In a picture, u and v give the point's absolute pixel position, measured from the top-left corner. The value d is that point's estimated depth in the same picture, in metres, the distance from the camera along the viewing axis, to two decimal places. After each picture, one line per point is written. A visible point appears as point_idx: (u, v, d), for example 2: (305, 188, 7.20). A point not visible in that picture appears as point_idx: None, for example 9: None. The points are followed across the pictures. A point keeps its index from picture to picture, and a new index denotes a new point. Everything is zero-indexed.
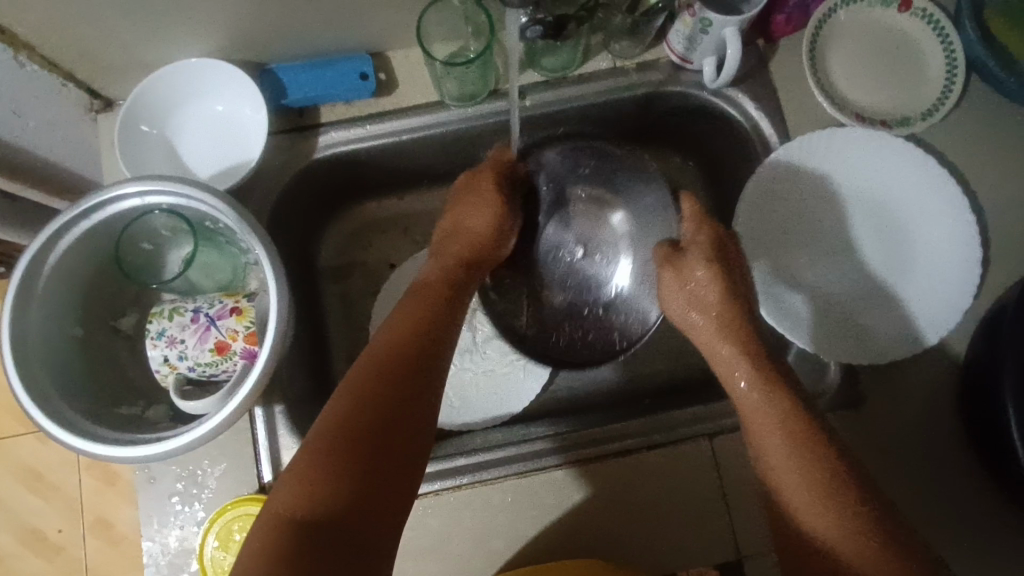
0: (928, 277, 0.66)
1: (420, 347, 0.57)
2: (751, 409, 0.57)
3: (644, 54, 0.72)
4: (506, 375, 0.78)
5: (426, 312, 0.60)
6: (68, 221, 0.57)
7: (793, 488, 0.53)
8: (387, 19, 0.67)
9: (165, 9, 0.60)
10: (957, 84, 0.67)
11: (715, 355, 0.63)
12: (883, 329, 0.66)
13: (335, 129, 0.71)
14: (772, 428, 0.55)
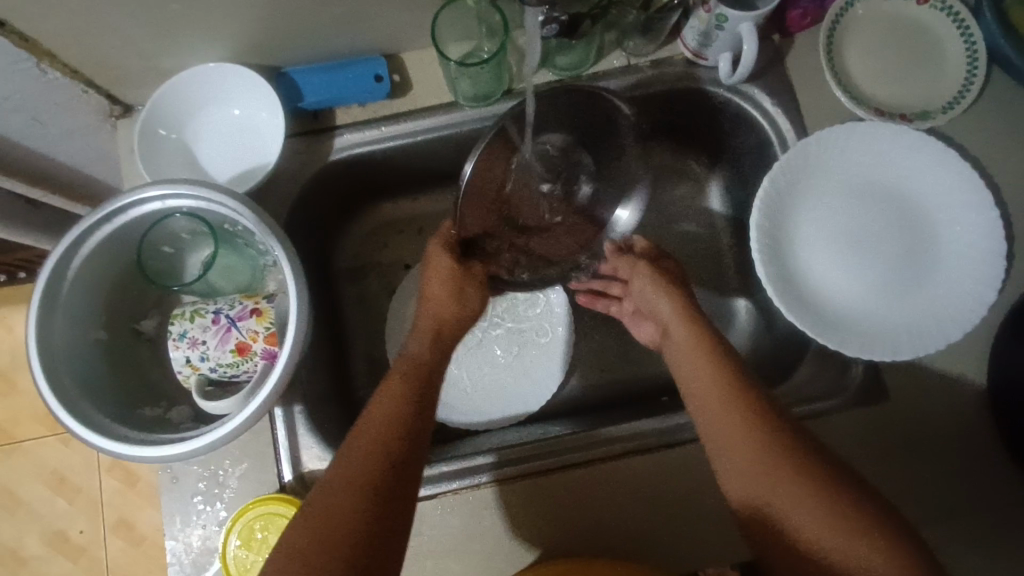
0: (943, 275, 0.65)
1: (400, 443, 0.53)
2: (713, 419, 0.56)
3: (658, 51, 0.72)
4: (521, 372, 0.79)
5: (399, 399, 0.56)
6: (92, 224, 0.58)
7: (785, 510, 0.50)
8: (401, 21, 0.68)
9: (183, 15, 0.61)
10: (978, 76, 0.66)
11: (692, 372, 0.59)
12: (905, 325, 0.65)
13: (350, 131, 0.72)
14: (740, 435, 0.53)
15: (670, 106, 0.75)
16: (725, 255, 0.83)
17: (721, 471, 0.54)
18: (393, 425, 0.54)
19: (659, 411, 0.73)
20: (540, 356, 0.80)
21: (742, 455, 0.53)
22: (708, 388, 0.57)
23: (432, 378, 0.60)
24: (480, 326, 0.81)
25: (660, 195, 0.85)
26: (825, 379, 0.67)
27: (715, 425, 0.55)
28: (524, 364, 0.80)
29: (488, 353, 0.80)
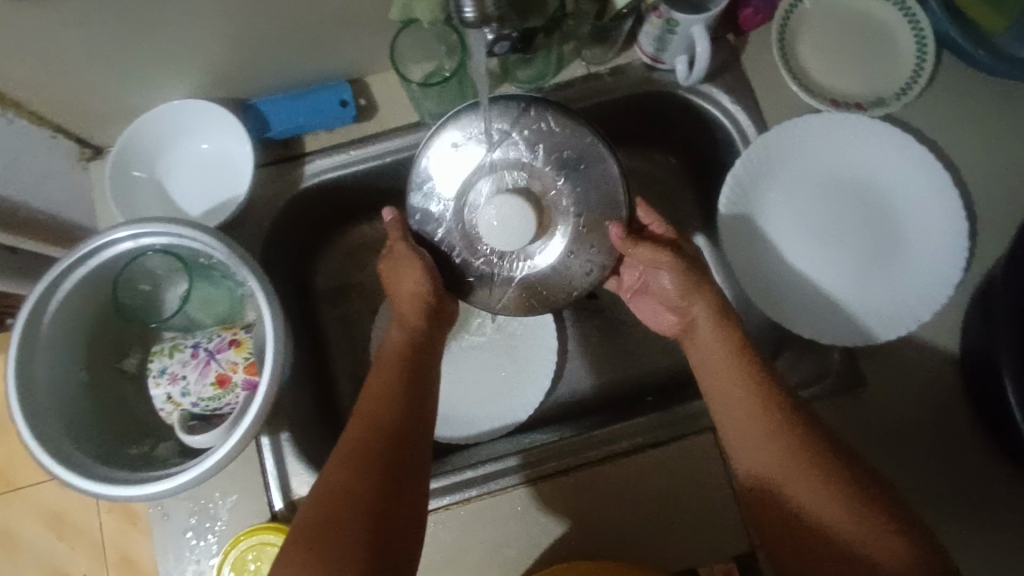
0: (918, 253, 0.66)
1: (400, 429, 0.55)
2: (721, 388, 0.59)
3: (616, 58, 0.73)
4: (510, 383, 0.79)
5: (398, 383, 0.59)
6: (66, 268, 0.59)
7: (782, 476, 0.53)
8: (361, 45, 0.69)
9: (147, 54, 0.62)
10: (928, 61, 0.68)
11: (704, 355, 0.62)
12: (879, 309, 0.66)
13: (320, 156, 0.73)
14: (740, 408, 0.57)
15: (633, 111, 0.77)
16: (700, 253, 0.84)
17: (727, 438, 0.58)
18: (386, 415, 0.56)
19: (645, 411, 0.73)
20: (527, 358, 0.81)
21: (752, 430, 0.56)
22: (714, 370, 0.60)
23: (416, 364, 0.62)
24: (467, 332, 0.82)
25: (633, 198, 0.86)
26: (803, 369, 0.68)
27: (721, 400, 0.59)
28: (511, 377, 0.79)
29: (474, 363, 0.81)
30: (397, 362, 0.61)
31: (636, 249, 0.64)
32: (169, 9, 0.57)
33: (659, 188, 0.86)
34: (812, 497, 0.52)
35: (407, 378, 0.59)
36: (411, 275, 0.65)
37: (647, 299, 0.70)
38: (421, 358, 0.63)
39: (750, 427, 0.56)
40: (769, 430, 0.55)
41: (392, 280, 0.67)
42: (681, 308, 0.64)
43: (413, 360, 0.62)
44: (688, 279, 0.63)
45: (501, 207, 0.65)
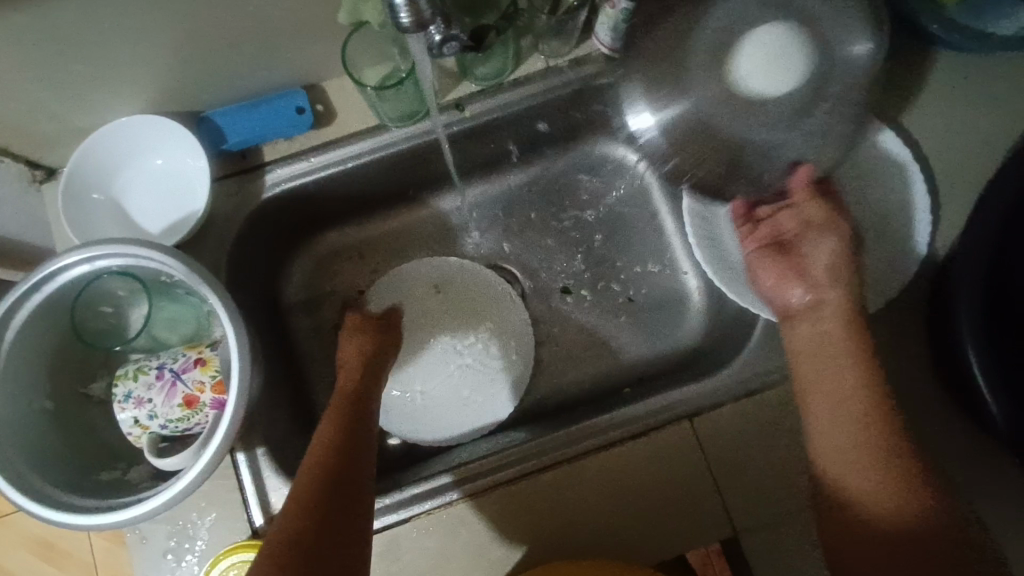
0: (878, 232, 0.67)
1: (339, 463, 0.57)
2: (830, 361, 0.58)
3: (574, 51, 0.73)
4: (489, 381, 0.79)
5: (346, 420, 0.62)
6: (20, 296, 0.57)
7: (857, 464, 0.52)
8: (313, 51, 0.68)
9: (88, 73, 0.60)
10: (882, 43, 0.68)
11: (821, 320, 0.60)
12: None
13: (279, 166, 0.72)
14: (830, 380, 0.57)
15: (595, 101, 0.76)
16: (672, 241, 0.83)
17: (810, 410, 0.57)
18: (330, 449, 0.58)
19: (625, 403, 0.74)
20: (504, 359, 0.80)
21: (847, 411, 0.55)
22: (825, 342, 0.59)
23: (364, 405, 0.65)
24: (443, 335, 0.81)
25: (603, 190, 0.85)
26: (775, 352, 0.68)
27: (815, 361, 0.59)
28: (490, 374, 0.79)
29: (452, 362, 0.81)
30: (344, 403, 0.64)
31: (812, 205, 0.65)
32: (105, 25, 0.55)
33: (628, 177, 0.85)
34: (866, 488, 0.51)
35: (351, 417, 0.62)
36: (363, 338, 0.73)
37: (772, 270, 0.65)
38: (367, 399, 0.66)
39: (837, 403, 0.56)
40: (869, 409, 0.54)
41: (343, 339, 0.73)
42: (824, 282, 0.62)
43: (360, 400, 0.65)
44: (848, 259, 0.62)
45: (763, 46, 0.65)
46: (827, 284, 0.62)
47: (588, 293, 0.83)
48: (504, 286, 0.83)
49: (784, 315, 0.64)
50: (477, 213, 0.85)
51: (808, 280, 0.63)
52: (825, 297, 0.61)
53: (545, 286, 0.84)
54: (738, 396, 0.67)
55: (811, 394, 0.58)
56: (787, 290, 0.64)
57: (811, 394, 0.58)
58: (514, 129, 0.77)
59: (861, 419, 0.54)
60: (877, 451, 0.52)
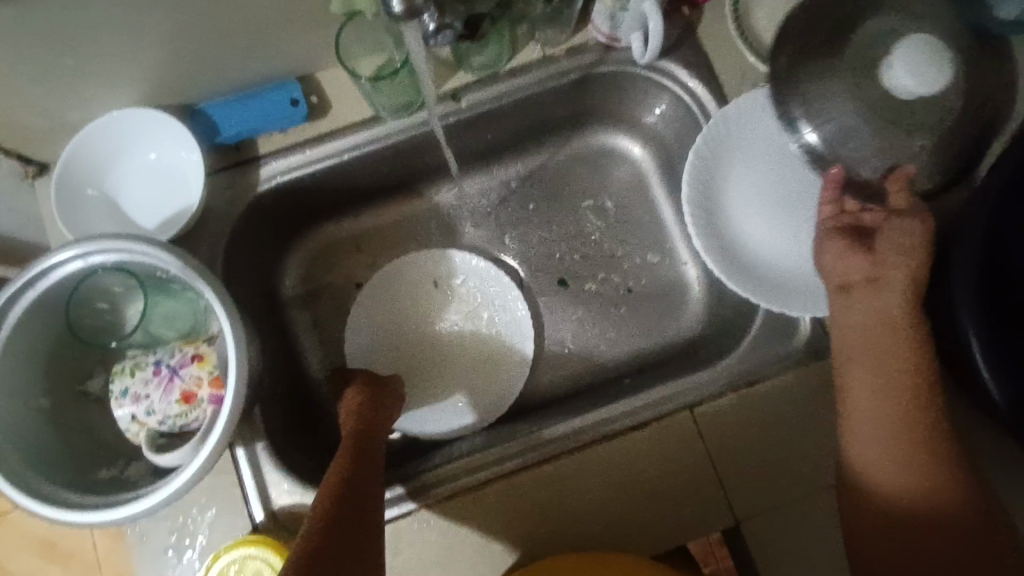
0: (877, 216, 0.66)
1: (345, 496, 0.55)
2: (870, 358, 0.56)
3: (571, 39, 0.72)
4: (486, 375, 0.79)
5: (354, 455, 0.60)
6: (14, 294, 0.57)
7: (882, 467, 0.54)
8: (306, 41, 0.67)
9: (78, 66, 0.60)
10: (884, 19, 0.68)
11: (871, 315, 0.58)
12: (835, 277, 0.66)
13: (274, 158, 0.71)
14: (880, 359, 0.56)
15: (591, 90, 0.75)
16: (671, 231, 0.83)
17: (856, 384, 0.57)
18: (336, 502, 0.55)
19: (625, 393, 0.73)
20: (501, 353, 0.80)
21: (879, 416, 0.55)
22: (868, 338, 0.57)
23: (373, 453, 0.61)
24: (441, 330, 0.82)
25: (601, 180, 0.85)
26: (776, 340, 0.68)
27: (857, 357, 0.57)
28: (488, 366, 0.79)
29: (449, 354, 0.81)
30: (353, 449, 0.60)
31: (897, 194, 0.60)
32: (94, 17, 0.54)
33: (627, 166, 0.84)
34: (895, 485, 0.53)
35: (359, 463, 0.59)
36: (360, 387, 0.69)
37: (837, 238, 0.61)
38: (373, 434, 0.63)
39: (886, 382, 0.55)
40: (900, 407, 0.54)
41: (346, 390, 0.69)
42: (884, 264, 0.58)
43: (369, 445, 0.62)
44: (923, 247, 0.57)
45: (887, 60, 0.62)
46: (895, 257, 0.57)
47: (588, 285, 0.83)
48: (500, 277, 0.82)
49: (840, 284, 0.60)
50: (475, 205, 0.85)
51: (875, 249, 0.59)
52: (888, 271, 0.57)
53: (543, 278, 0.83)
54: (739, 385, 0.67)
55: (852, 367, 0.57)
56: (850, 262, 0.59)
57: (854, 372, 0.57)
58: (511, 119, 0.76)
59: (907, 402, 0.54)
60: (916, 440, 0.53)
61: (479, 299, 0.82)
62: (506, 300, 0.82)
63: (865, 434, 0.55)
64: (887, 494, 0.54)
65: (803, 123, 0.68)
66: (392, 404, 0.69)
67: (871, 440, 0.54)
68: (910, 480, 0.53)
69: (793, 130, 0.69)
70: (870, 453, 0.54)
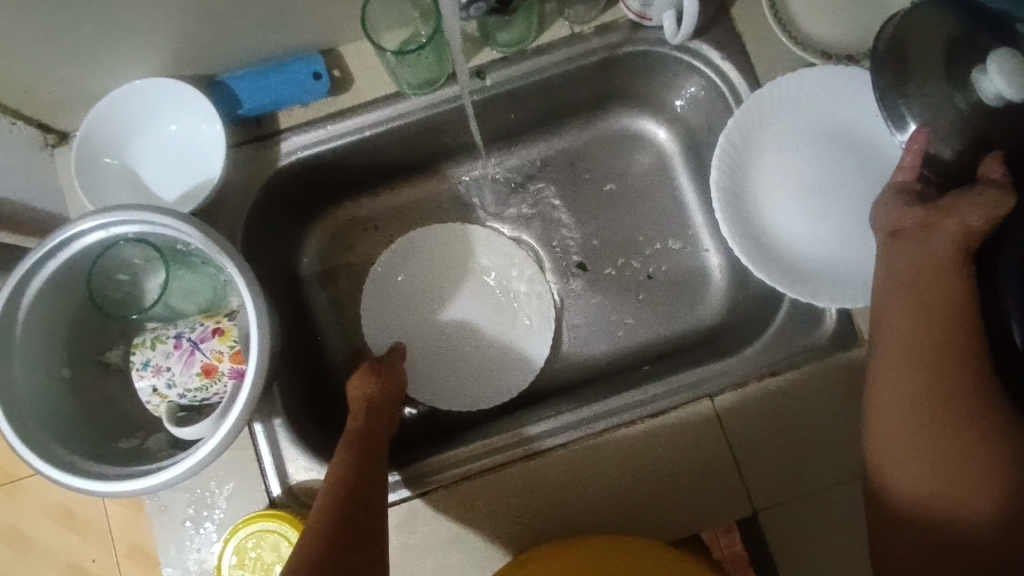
0: None
1: (350, 483, 0.55)
2: (898, 351, 0.54)
3: (601, 17, 0.70)
4: (502, 354, 0.78)
5: (358, 448, 0.59)
6: (36, 263, 0.57)
7: (907, 466, 0.52)
8: (331, 14, 0.65)
9: (101, 34, 0.59)
10: None
11: (908, 301, 0.55)
12: (858, 271, 0.65)
13: (295, 133, 0.70)
14: (908, 343, 0.53)
15: (619, 70, 0.74)
16: (694, 218, 0.81)
17: (885, 366, 0.55)
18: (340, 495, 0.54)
19: (643, 380, 0.73)
20: (517, 337, 0.79)
21: (906, 409, 0.52)
22: (900, 328, 0.54)
23: (374, 451, 0.59)
24: (458, 309, 0.80)
25: (624, 163, 0.83)
26: (800, 331, 0.67)
27: (890, 346, 0.55)
28: (504, 345, 0.79)
29: (465, 332, 0.79)
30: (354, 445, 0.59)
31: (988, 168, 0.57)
32: None
33: (652, 150, 0.83)
34: (912, 487, 0.52)
35: (358, 459, 0.57)
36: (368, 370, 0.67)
37: (897, 194, 0.58)
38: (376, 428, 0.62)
39: (916, 365, 0.53)
40: (930, 401, 0.51)
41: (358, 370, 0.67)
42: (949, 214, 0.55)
43: (370, 440, 0.60)
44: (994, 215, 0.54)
45: (982, 68, 0.57)
46: (963, 207, 0.54)
47: (607, 270, 0.82)
48: (520, 257, 0.81)
49: (891, 231, 0.57)
50: (496, 187, 0.84)
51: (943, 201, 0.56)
52: (941, 219, 0.55)
53: (564, 263, 0.82)
54: (762, 374, 0.66)
55: (888, 345, 0.55)
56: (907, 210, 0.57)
57: (885, 355, 0.55)
58: (536, 98, 0.75)
59: (933, 390, 0.52)
60: (948, 429, 0.51)
61: (499, 280, 0.81)
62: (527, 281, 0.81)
63: (885, 432, 0.53)
64: (907, 494, 0.52)
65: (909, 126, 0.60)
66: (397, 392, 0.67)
67: (890, 438, 0.53)
68: (933, 480, 0.51)
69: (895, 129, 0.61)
70: (893, 452, 0.53)
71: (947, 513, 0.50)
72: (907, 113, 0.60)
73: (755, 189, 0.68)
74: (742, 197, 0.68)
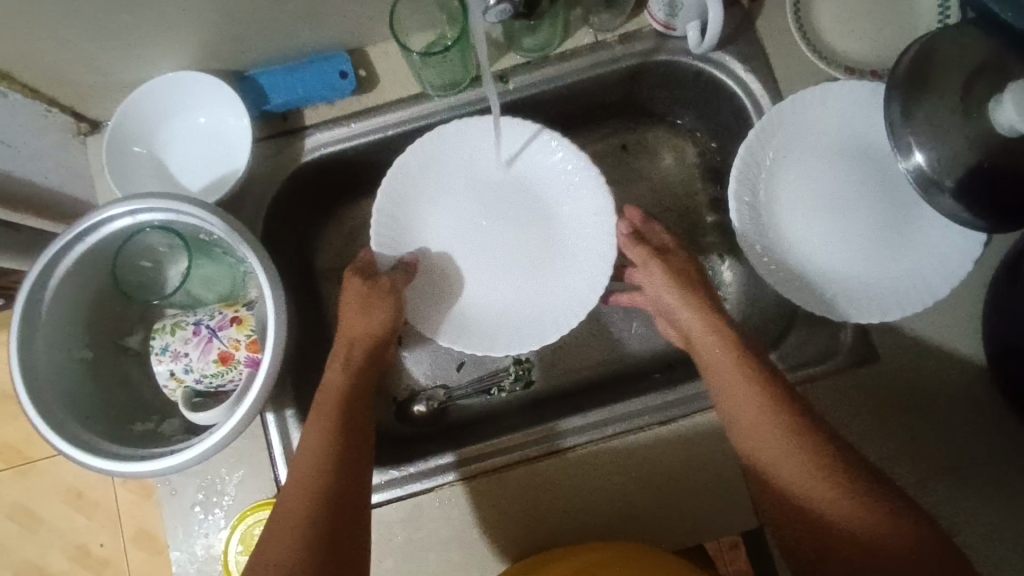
0: (922, 245, 0.64)
1: (344, 455, 0.57)
2: (736, 401, 0.58)
3: (625, 25, 0.71)
4: (543, 297, 0.72)
5: (343, 417, 0.59)
6: (64, 245, 0.58)
7: (809, 491, 0.52)
8: (360, 14, 0.67)
9: (136, 27, 0.60)
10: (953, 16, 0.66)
11: (719, 361, 0.61)
12: (878, 289, 0.64)
13: (319, 130, 0.71)
14: (742, 390, 0.58)
15: (641, 79, 0.74)
16: (711, 227, 0.82)
17: (760, 480, 0.56)
18: (335, 468, 0.56)
19: (652, 387, 0.73)
20: (557, 306, 0.71)
21: (777, 448, 0.55)
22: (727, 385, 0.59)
23: (352, 413, 0.60)
24: (486, 262, 0.73)
25: (643, 171, 0.84)
26: (814, 345, 0.67)
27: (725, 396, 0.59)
28: (550, 289, 0.71)
29: (502, 272, 0.73)
30: (332, 409, 0.59)
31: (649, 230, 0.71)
32: None
33: (671, 158, 0.83)
34: (827, 507, 0.51)
35: (344, 428, 0.58)
36: (353, 312, 0.65)
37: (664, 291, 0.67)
38: (359, 392, 0.62)
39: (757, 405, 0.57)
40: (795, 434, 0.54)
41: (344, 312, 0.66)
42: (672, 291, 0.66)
43: (352, 405, 0.60)
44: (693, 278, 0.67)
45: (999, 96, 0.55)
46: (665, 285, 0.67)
47: None
48: (587, 201, 0.71)
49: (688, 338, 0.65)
50: None
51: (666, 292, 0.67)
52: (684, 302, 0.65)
53: None
54: None
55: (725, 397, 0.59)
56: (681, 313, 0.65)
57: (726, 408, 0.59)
58: (558, 104, 0.75)
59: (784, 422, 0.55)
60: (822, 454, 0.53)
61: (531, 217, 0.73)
62: (577, 192, 0.72)
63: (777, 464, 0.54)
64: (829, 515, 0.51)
65: (913, 147, 0.58)
66: (387, 337, 0.66)
67: (784, 467, 0.54)
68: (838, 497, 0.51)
69: (900, 154, 0.59)
70: (790, 481, 0.53)
71: (859, 530, 0.49)
72: (913, 140, 0.58)
73: (776, 198, 0.68)
74: (757, 208, 0.68)
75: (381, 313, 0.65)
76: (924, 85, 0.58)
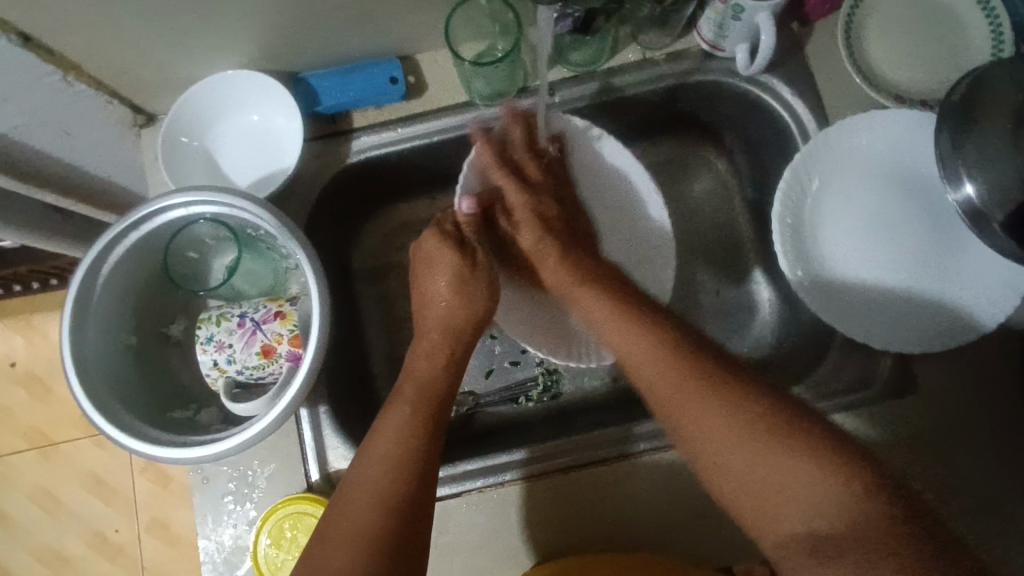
0: (963, 276, 0.64)
1: (420, 456, 0.55)
2: (655, 371, 0.54)
3: (673, 44, 0.72)
4: None
5: (423, 416, 0.58)
6: (119, 233, 0.60)
7: (744, 466, 0.48)
8: (415, 22, 0.68)
9: (201, 25, 0.62)
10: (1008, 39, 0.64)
11: (627, 327, 0.58)
12: (918, 320, 0.64)
13: (366, 133, 0.73)
14: (661, 362, 0.54)
15: (686, 97, 0.75)
16: (746, 248, 0.82)
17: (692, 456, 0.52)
18: (409, 468, 0.54)
19: None
20: None
21: (708, 421, 0.50)
22: (648, 359, 0.55)
23: (434, 410, 0.59)
24: None
25: (681, 189, 0.84)
26: (851, 371, 0.66)
27: (645, 368, 0.55)
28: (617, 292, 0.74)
29: None
30: (416, 399, 0.59)
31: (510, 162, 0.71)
32: None
33: (710, 177, 0.84)
34: (761, 479, 0.47)
35: (421, 425, 0.57)
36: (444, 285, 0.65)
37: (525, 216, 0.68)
38: (443, 392, 0.61)
39: (677, 374, 0.53)
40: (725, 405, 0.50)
41: (432, 282, 0.66)
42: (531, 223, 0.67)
43: (433, 401, 0.59)
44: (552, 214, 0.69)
45: None
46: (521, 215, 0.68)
47: None
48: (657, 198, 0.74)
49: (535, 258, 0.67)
50: None
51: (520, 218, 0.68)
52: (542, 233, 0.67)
53: None
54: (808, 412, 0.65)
55: (644, 372, 0.55)
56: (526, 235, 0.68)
57: (648, 380, 0.54)
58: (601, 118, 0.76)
59: (708, 392, 0.51)
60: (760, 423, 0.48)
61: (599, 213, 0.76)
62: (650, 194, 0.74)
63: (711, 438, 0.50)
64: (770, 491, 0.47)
65: (964, 180, 0.59)
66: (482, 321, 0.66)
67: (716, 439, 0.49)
68: (775, 467, 0.47)
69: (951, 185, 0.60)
70: (724, 457, 0.49)
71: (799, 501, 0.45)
72: (964, 172, 0.59)
73: (827, 216, 0.68)
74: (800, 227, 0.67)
75: (478, 291, 0.65)
76: (977, 116, 0.58)
